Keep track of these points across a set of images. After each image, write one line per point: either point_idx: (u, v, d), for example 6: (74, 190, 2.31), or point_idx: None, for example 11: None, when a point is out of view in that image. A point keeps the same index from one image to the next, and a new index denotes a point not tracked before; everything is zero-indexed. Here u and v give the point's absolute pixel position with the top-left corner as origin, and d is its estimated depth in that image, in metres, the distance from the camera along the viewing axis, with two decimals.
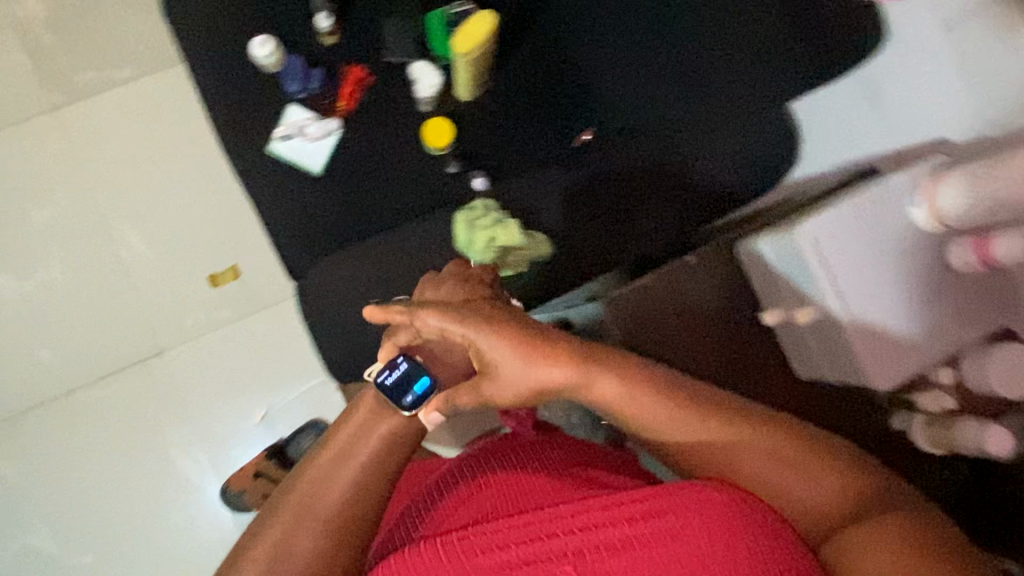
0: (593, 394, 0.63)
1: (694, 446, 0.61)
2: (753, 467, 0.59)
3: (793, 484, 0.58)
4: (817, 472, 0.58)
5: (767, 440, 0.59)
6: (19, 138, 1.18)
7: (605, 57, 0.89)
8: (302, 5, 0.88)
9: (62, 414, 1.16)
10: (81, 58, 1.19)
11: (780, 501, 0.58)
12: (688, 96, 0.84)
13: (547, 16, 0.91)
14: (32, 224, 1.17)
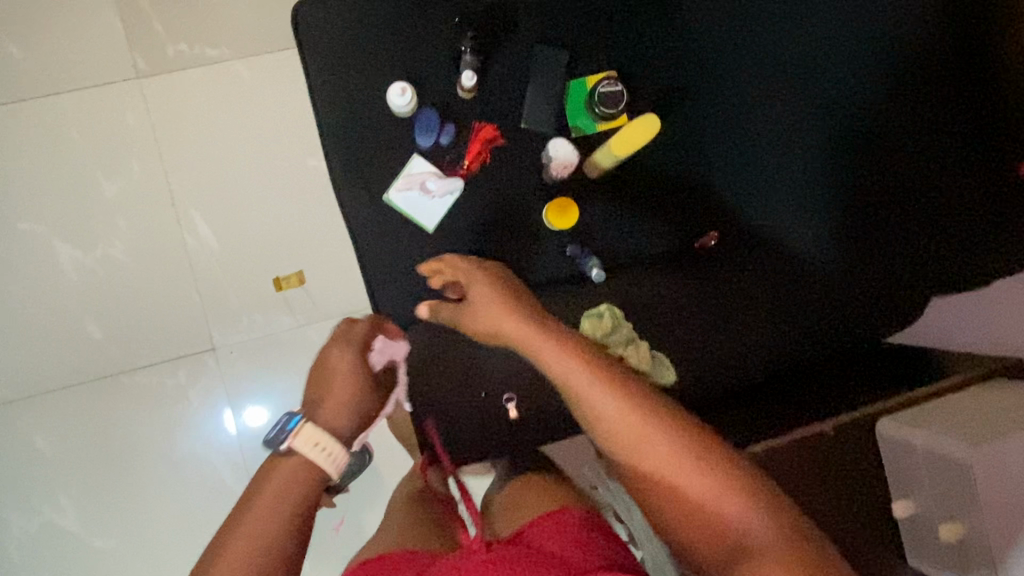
0: (533, 348, 0.67)
1: (617, 424, 0.60)
2: (666, 460, 0.58)
3: (728, 532, 0.55)
4: (754, 511, 0.54)
5: (710, 479, 0.56)
6: (101, 104, 1.13)
7: (750, 175, 0.88)
8: (446, 54, 0.84)
9: (104, 396, 1.14)
10: (177, 30, 1.14)
11: (717, 543, 0.55)
12: (842, 233, 0.86)
13: (691, 110, 0.87)
14: (104, 196, 1.13)
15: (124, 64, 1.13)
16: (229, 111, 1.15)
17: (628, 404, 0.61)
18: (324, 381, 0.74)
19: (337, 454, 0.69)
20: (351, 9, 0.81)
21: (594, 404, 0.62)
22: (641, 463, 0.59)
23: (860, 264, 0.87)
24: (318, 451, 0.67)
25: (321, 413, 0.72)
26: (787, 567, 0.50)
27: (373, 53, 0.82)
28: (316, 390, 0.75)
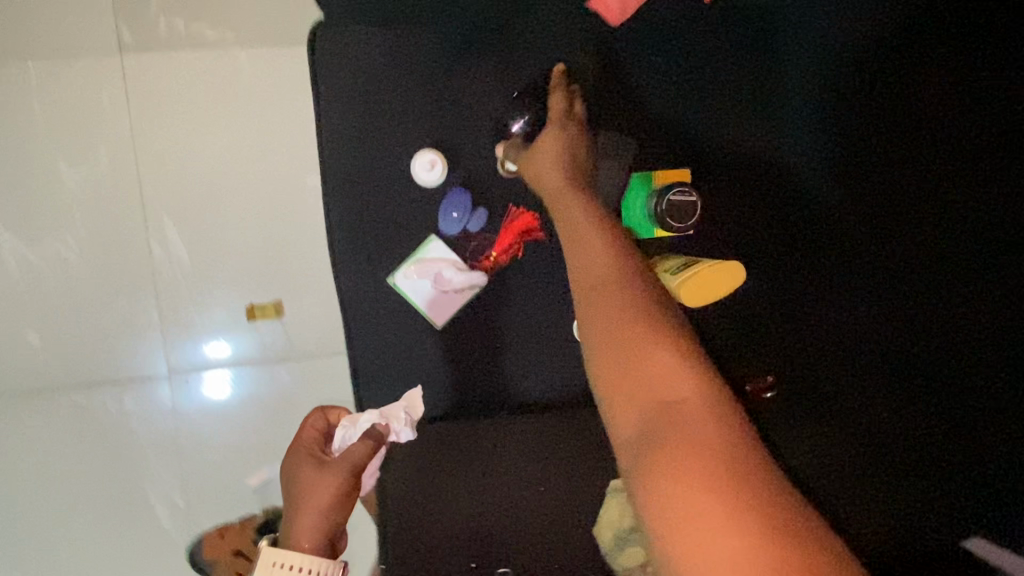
0: (559, 212, 0.61)
1: (605, 278, 0.52)
2: (627, 318, 0.48)
3: (669, 418, 0.42)
4: (712, 423, 0.41)
5: (684, 373, 0.44)
6: (73, 75, 0.95)
7: (815, 300, 0.82)
8: (490, 133, 0.75)
9: (35, 412, 0.99)
10: (176, 4, 0.96)
11: (645, 436, 0.42)
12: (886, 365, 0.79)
13: (754, 237, 0.83)
14: (62, 184, 0.96)
15: (105, 32, 0.95)
16: (224, 105, 0.98)
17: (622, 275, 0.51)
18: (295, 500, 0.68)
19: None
20: (391, 65, 0.72)
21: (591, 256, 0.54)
22: (599, 332, 0.48)
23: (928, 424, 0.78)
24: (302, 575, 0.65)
25: (293, 529, 0.68)
26: (704, 482, 0.38)
27: (405, 110, 0.73)
28: (288, 518, 0.69)
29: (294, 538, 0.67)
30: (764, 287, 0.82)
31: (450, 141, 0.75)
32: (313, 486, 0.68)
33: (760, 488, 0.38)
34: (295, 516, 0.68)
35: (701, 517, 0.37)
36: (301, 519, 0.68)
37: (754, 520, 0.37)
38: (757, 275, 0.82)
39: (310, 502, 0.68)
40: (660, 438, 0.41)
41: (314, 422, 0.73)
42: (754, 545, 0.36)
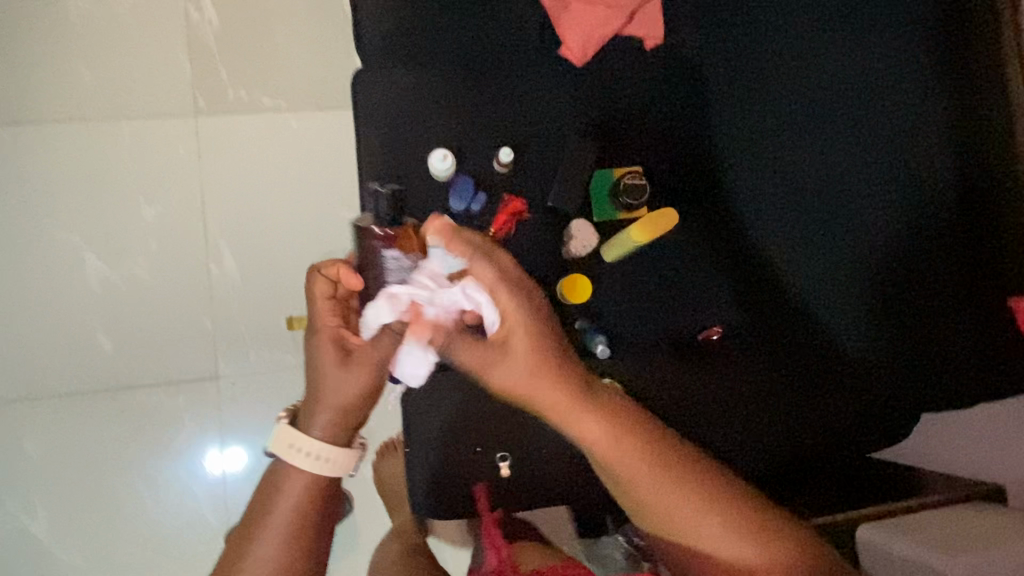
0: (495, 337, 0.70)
1: (550, 393, 0.68)
2: (587, 424, 0.68)
3: (647, 487, 0.68)
4: (662, 477, 0.67)
5: (627, 453, 0.67)
6: (155, 132, 1.20)
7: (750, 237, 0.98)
8: (492, 131, 0.92)
9: (104, 410, 1.15)
10: (240, 76, 1.22)
11: (625, 490, 0.69)
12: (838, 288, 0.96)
13: (694, 186, 0.97)
14: (142, 216, 1.18)
15: (184, 99, 1.21)
16: (276, 156, 1.23)
17: (555, 391, 0.67)
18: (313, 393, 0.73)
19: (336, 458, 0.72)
20: (410, 84, 0.90)
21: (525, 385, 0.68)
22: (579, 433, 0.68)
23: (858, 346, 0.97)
24: (317, 462, 0.72)
25: (314, 419, 0.73)
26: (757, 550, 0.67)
27: (421, 125, 0.91)
28: (310, 402, 0.74)
29: (312, 425, 0.73)
30: (704, 223, 0.97)
31: (459, 140, 0.91)
32: (336, 385, 0.72)
33: (699, 499, 0.67)
34: (316, 409, 0.73)
35: (697, 532, 0.67)
36: (324, 412, 0.73)
37: (692, 508, 0.67)
38: (695, 212, 0.96)
39: (335, 399, 0.72)
40: (643, 500, 0.68)
41: (328, 318, 0.75)
42: (740, 539, 0.67)
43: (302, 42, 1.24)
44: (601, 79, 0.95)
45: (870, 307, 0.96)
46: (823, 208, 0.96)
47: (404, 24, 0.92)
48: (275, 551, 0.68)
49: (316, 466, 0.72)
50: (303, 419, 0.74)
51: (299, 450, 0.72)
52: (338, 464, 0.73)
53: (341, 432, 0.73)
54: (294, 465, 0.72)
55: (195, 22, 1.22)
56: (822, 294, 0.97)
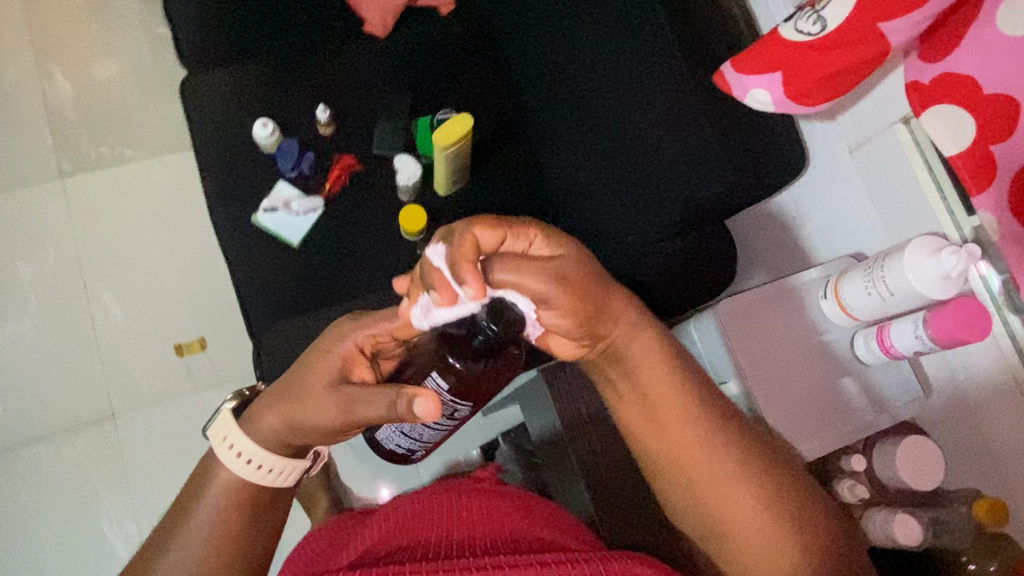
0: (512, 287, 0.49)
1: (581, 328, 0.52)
2: (642, 354, 0.55)
3: (654, 431, 0.55)
4: (687, 421, 0.54)
5: (680, 423, 0.54)
6: (25, 200, 1.26)
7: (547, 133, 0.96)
8: (310, 104, 1.00)
9: (3, 469, 1.15)
10: (99, 135, 1.31)
11: (644, 401, 0.55)
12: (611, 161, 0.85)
13: (500, 110, 1.02)
14: (19, 278, 1.23)
15: (47, 165, 1.28)
16: (141, 198, 1.28)
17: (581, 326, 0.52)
18: (281, 406, 0.58)
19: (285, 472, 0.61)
20: (229, 78, 1.00)
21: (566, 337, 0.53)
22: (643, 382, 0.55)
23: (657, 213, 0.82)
24: (247, 467, 0.59)
25: (262, 416, 0.59)
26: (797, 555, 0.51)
27: (244, 110, 0.99)
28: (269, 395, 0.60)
29: (257, 423, 0.60)
30: (511, 140, 1.01)
31: (283, 117, 1.00)
32: (309, 406, 0.57)
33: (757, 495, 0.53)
34: (273, 402, 0.59)
35: (735, 498, 0.53)
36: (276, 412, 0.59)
37: (725, 475, 0.53)
38: (504, 129, 1.01)
39: (296, 414, 0.57)
40: (684, 473, 0.55)
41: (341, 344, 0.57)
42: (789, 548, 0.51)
43: (151, 95, 1.33)
44: (405, 41, 1.04)
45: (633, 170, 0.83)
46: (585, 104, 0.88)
47: (217, 32, 1.03)
48: (205, 541, 0.57)
49: (243, 469, 0.59)
50: (252, 414, 0.61)
51: (232, 447, 0.59)
52: (283, 475, 0.61)
53: (283, 443, 0.59)
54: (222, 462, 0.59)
55: (49, 97, 1.32)
56: (602, 193, 0.88)
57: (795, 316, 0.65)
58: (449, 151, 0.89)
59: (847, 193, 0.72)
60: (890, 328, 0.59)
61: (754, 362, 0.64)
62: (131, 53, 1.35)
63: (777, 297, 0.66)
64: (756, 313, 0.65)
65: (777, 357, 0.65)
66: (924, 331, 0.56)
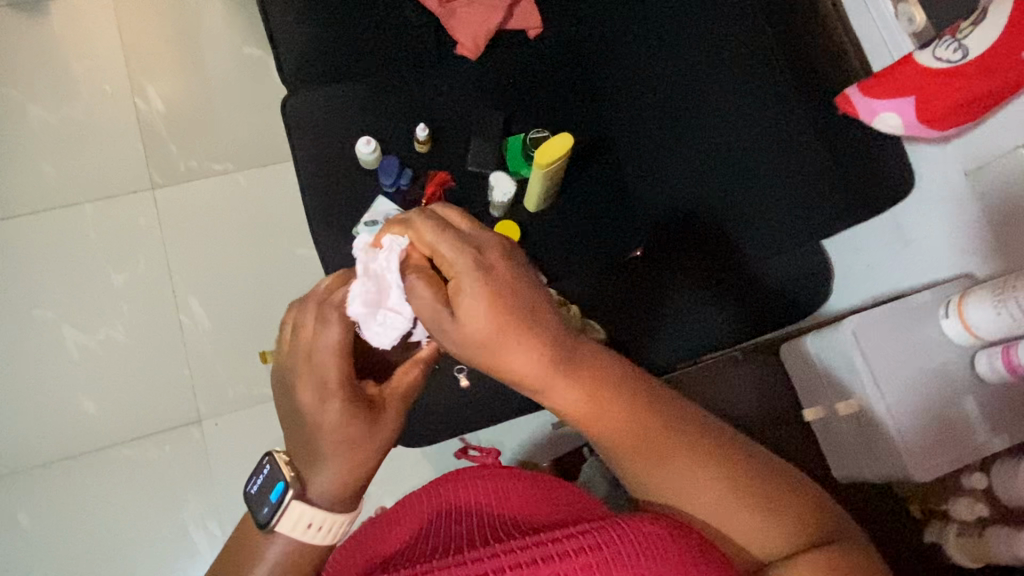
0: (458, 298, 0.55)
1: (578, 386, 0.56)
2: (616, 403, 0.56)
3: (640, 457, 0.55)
4: (660, 438, 0.55)
5: (651, 441, 0.55)
6: (118, 208, 1.31)
7: (637, 153, 0.99)
8: (408, 122, 1.04)
9: (94, 469, 1.19)
10: (189, 149, 1.36)
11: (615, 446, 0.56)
12: (721, 180, 0.89)
13: (588, 128, 1.03)
14: (111, 284, 1.27)
15: (139, 176, 1.34)
16: (227, 210, 1.33)
17: (589, 381, 0.56)
18: (331, 450, 0.59)
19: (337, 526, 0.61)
20: (330, 95, 1.04)
21: (538, 379, 0.55)
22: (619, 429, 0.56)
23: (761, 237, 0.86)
24: (316, 532, 0.60)
25: (311, 478, 0.60)
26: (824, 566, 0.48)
27: (345, 127, 1.03)
28: (302, 460, 0.61)
29: (311, 493, 0.60)
30: (602, 159, 1.02)
31: (382, 135, 1.04)
32: (349, 434, 0.59)
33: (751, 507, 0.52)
34: (321, 468, 0.59)
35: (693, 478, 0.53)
36: (327, 475, 0.60)
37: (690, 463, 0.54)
38: (588, 147, 1.02)
39: (346, 457, 0.59)
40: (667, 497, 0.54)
41: (334, 341, 0.59)
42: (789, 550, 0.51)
43: (239, 111, 1.38)
44: (496, 61, 1.07)
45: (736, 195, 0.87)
46: (705, 139, 0.90)
47: (318, 51, 1.07)
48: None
49: (312, 537, 0.60)
50: (299, 483, 0.60)
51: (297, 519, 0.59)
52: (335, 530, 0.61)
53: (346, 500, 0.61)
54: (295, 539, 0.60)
55: (142, 110, 1.37)
56: (694, 209, 0.92)
57: (916, 339, 0.66)
58: (549, 169, 0.91)
59: (969, 214, 0.73)
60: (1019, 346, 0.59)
61: (883, 377, 0.66)
62: (218, 69, 1.40)
63: (897, 315, 0.67)
64: (883, 330, 0.66)
65: (900, 375, 0.66)
66: None
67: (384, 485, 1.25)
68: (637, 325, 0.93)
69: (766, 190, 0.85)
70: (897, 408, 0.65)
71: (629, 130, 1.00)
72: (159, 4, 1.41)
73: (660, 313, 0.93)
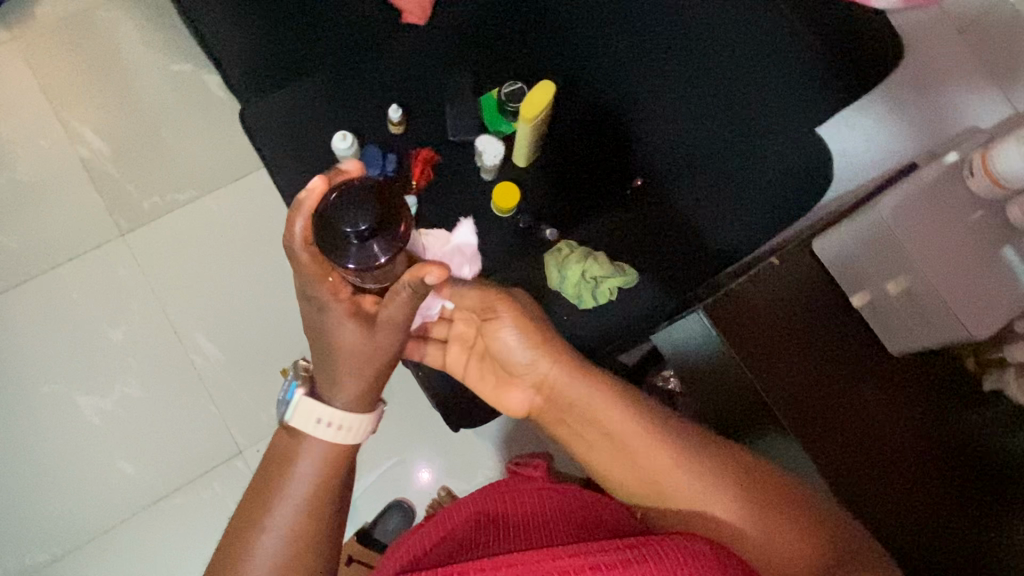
0: (504, 348, 0.69)
1: (656, 476, 0.63)
2: (684, 485, 0.62)
3: (682, 500, 0.62)
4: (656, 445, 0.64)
5: (705, 481, 0.62)
6: (92, 264, 1.26)
7: (612, 75, 0.97)
8: (375, 104, 1.01)
9: (150, 523, 1.18)
10: (147, 186, 1.30)
11: (656, 489, 0.64)
12: (712, 85, 0.87)
13: (557, 62, 1.02)
14: (111, 341, 1.24)
15: (104, 224, 1.28)
16: (204, 236, 1.29)
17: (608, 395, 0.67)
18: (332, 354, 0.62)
19: (358, 426, 0.65)
20: (289, 96, 1.00)
21: (576, 401, 0.68)
22: (669, 479, 0.63)
23: (768, 134, 0.84)
24: (332, 432, 0.63)
25: (333, 382, 0.63)
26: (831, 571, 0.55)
27: (312, 125, 0.99)
28: (326, 367, 0.63)
29: (335, 393, 0.64)
30: (587, 94, 1.01)
31: (353, 125, 1.01)
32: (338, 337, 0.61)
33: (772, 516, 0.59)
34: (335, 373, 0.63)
35: (708, 491, 0.62)
36: (355, 386, 0.64)
37: (702, 481, 0.62)
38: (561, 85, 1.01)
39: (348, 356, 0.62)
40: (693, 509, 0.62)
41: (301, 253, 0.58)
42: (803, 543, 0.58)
43: (187, 133, 1.32)
44: (450, 23, 1.03)
45: (735, 98, 0.85)
46: (703, 44, 0.85)
47: (261, 54, 1.02)
48: None
49: (329, 434, 0.63)
50: (325, 385, 0.64)
51: (317, 419, 0.63)
52: (355, 432, 0.65)
53: (362, 402, 0.65)
54: (315, 437, 0.63)
55: (86, 156, 1.30)
56: (687, 122, 0.92)
57: (951, 202, 0.68)
58: (535, 122, 0.90)
59: None
60: None
61: (929, 252, 0.68)
62: (153, 96, 1.32)
63: (931, 187, 0.68)
64: (916, 203, 0.69)
65: (941, 243, 0.68)
66: None
67: (437, 466, 1.26)
68: (666, 250, 0.92)
69: (770, 86, 0.81)
70: (946, 277, 0.67)
71: (600, 52, 0.97)
72: (73, 42, 1.32)
73: (686, 230, 0.92)
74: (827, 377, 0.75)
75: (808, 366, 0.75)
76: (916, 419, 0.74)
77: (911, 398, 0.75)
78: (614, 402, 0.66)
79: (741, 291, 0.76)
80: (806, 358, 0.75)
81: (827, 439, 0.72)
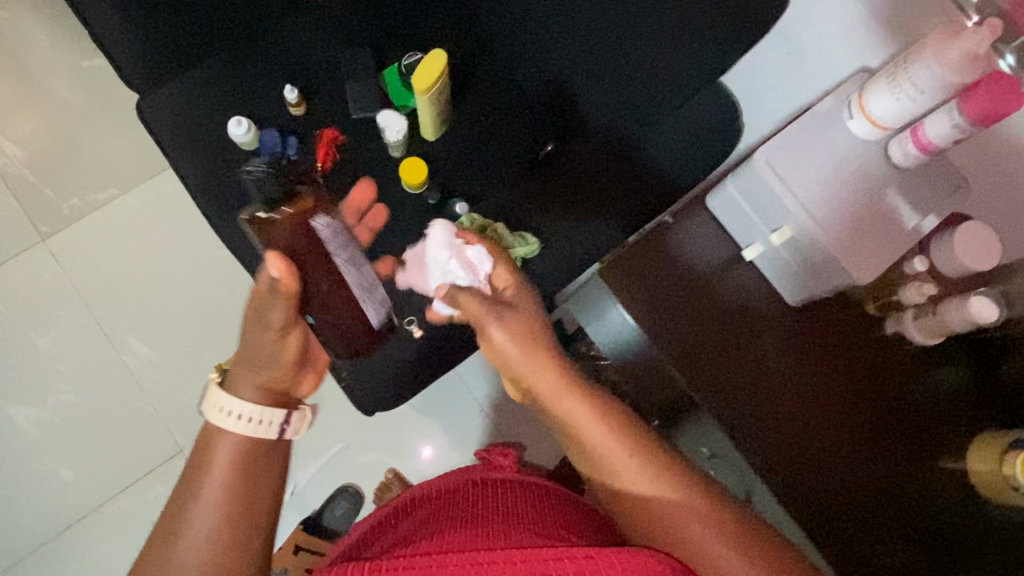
0: (503, 358, 0.63)
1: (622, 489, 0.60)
2: (654, 506, 0.58)
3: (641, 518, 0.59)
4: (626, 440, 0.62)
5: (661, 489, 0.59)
6: (14, 272, 1.24)
7: (516, 38, 0.95)
8: (273, 87, 0.98)
9: (96, 528, 1.18)
10: (65, 188, 1.27)
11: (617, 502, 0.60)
12: (610, 51, 0.86)
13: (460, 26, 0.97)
14: (40, 350, 1.22)
15: (23, 231, 1.25)
16: (127, 235, 1.26)
17: (588, 400, 0.62)
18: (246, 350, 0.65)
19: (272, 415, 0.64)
20: (182, 85, 0.97)
21: (570, 419, 0.62)
22: (638, 505, 0.59)
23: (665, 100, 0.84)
24: (244, 422, 0.63)
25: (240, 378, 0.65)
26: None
27: (209, 113, 0.96)
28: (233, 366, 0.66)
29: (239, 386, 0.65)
30: (493, 61, 0.97)
31: (252, 110, 0.98)
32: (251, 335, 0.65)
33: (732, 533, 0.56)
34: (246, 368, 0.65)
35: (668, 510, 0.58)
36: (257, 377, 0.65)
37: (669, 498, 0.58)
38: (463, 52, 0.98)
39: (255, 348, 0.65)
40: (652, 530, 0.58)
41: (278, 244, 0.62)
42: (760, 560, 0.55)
43: (102, 130, 1.28)
44: None
45: (632, 66, 0.84)
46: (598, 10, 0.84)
47: (152, 42, 0.98)
48: None
49: (238, 424, 0.63)
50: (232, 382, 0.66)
51: (225, 410, 0.63)
52: (269, 424, 0.64)
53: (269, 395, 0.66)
54: (222, 429, 0.62)
55: None
56: (591, 86, 0.90)
57: (829, 147, 0.65)
58: (432, 93, 0.87)
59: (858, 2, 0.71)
60: (926, 129, 0.60)
61: (806, 188, 0.65)
62: (63, 95, 1.28)
63: (806, 133, 0.66)
64: (795, 152, 0.66)
65: (823, 191, 0.65)
66: (960, 117, 0.57)
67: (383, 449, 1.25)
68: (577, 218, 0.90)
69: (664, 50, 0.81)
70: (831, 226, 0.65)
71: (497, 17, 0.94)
72: None
73: (598, 194, 0.90)
74: (742, 348, 0.73)
75: (710, 327, 0.73)
76: (827, 375, 0.73)
77: (821, 352, 0.74)
78: (596, 417, 0.61)
79: (635, 254, 0.74)
80: (708, 319, 0.73)
81: (734, 402, 0.71)
